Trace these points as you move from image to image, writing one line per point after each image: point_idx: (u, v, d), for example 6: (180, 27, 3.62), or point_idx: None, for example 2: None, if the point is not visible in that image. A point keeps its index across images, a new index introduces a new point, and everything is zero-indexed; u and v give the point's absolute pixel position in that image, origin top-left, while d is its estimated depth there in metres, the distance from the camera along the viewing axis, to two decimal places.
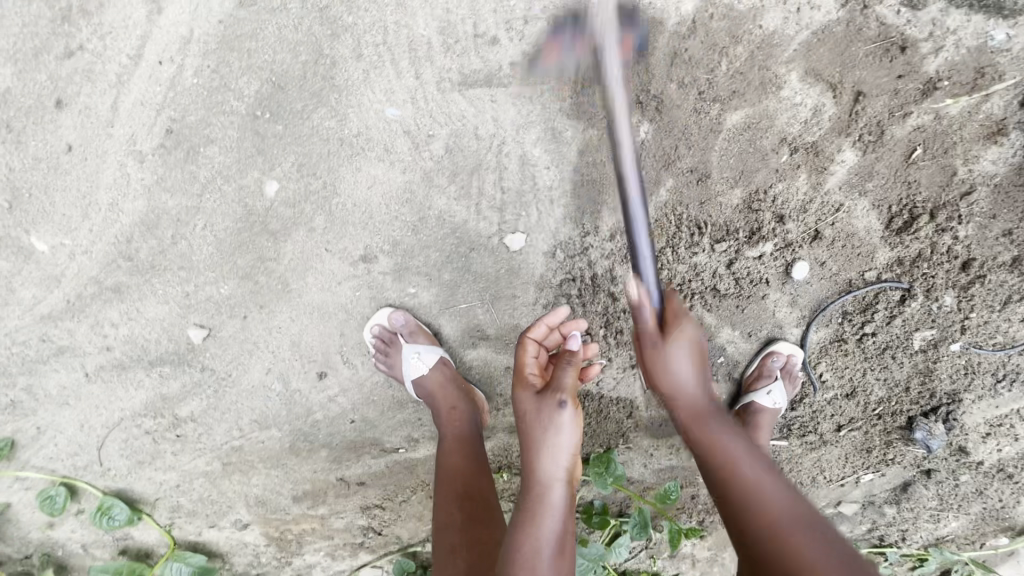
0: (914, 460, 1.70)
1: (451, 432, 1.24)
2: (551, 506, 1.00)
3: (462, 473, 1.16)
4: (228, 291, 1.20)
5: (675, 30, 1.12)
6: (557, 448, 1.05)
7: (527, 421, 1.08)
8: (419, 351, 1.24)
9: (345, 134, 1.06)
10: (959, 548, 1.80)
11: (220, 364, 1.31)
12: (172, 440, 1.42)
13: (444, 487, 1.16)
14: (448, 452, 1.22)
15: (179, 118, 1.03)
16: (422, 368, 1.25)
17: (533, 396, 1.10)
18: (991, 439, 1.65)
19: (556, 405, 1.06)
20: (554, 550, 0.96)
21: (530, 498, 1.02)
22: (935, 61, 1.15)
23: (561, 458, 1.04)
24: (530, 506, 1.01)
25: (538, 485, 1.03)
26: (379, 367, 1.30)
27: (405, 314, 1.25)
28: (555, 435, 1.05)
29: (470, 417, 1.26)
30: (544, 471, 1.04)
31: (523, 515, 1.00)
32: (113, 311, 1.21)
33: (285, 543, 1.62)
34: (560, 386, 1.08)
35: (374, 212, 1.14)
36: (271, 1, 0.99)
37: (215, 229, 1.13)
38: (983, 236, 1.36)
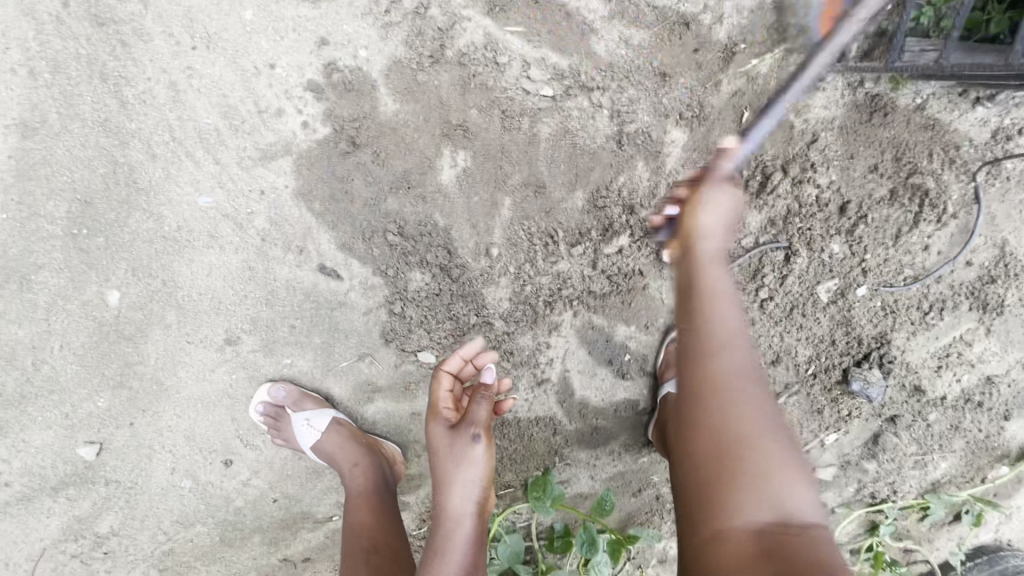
0: (873, 411, 1.61)
1: (356, 489, 1.25)
2: (461, 543, 1.05)
3: (367, 528, 1.18)
4: (106, 403, 1.22)
5: (458, 57, 1.07)
6: (466, 483, 1.09)
7: (437, 460, 1.11)
8: (309, 417, 1.25)
9: (166, 231, 1.08)
10: (960, 488, 1.68)
11: (123, 475, 1.32)
12: (101, 558, 1.41)
13: (350, 545, 1.16)
14: (354, 510, 1.23)
15: (2, 254, 1.06)
16: (316, 433, 1.25)
17: (446, 432, 1.12)
18: (947, 370, 1.57)
19: (470, 440, 1.09)
20: None
21: (439, 534, 1.07)
22: (723, 28, 1.15)
23: (471, 493, 1.09)
24: (438, 544, 1.06)
25: (449, 524, 1.07)
26: (278, 441, 1.31)
27: (285, 385, 1.26)
28: (468, 469, 1.09)
29: (380, 471, 1.28)
30: (453, 507, 1.08)
31: (432, 554, 1.04)
32: (1, 447, 1.23)
33: None
34: (475, 421, 1.11)
35: (221, 295, 1.16)
36: (52, 127, 1.02)
37: (72, 347, 1.15)
38: (849, 177, 1.37)
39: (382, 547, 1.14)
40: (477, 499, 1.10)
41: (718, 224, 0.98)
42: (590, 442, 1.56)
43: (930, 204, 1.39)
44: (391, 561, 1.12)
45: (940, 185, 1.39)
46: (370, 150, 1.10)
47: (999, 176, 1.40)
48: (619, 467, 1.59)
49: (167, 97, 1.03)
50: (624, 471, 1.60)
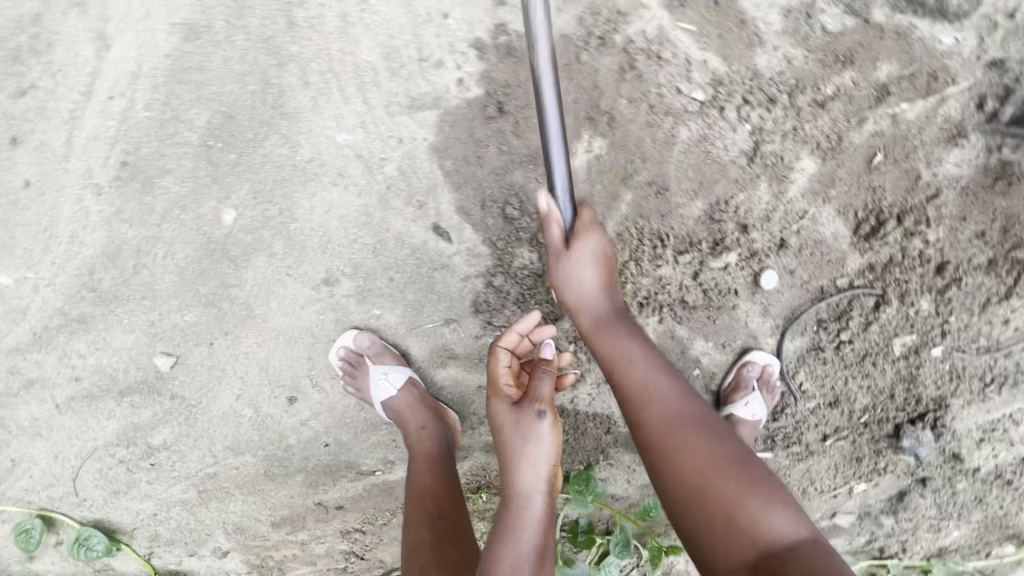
0: (907, 469, 1.60)
1: (421, 452, 1.26)
2: (530, 518, 1.06)
3: (432, 494, 1.19)
4: (193, 318, 1.22)
5: (626, 44, 1.07)
6: (534, 460, 1.08)
7: (503, 435, 1.11)
8: (387, 371, 1.25)
9: (298, 159, 1.08)
10: (964, 559, 1.66)
11: (189, 391, 1.32)
12: (147, 468, 1.43)
13: (415, 508, 1.18)
14: (419, 473, 1.24)
15: (133, 150, 1.07)
16: (390, 389, 1.26)
17: (510, 407, 1.11)
18: (987, 444, 1.58)
19: (534, 416, 1.09)
20: (537, 561, 1.02)
21: (509, 510, 1.07)
22: (885, 67, 1.13)
23: (540, 469, 1.08)
24: (508, 520, 1.06)
25: (518, 498, 1.08)
26: (348, 389, 1.31)
27: (371, 335, 1.27)
28: (535, 446, 1.09)
29: (444, 438, 1.29)
30: (523, 483, 1.08)
31: (501, 530, 1.05)
32: (80, 342, 1.22)
33: (268, 570, 1.67)
34: (539, 397, 1.10)
35: (332, 235, 1.15)
36: (217, 34, 1.04)
37: (176, 258, 1.15)
38: (956, 239, 1.36)
39: (449, 514, 1.16)
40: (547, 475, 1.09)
41: (637, 356, 1.04)
42: (636, 446, 1.58)
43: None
44: (457, 529, 1.14)
45: None
46: (515, 120, 1.09)
47: None
48: None
49: (336, 27, 1.03)
50: None
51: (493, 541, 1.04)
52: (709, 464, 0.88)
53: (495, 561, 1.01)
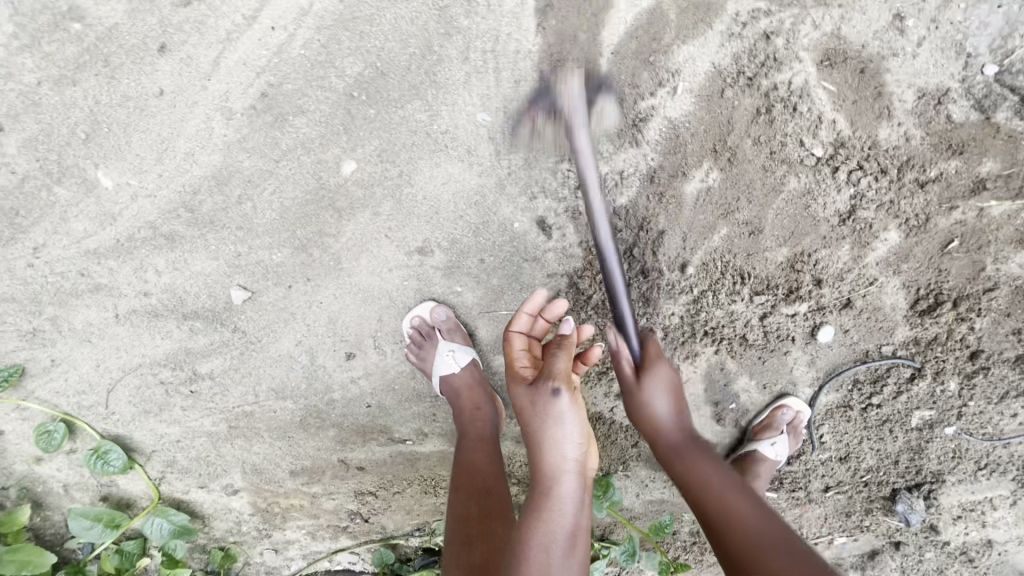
0: (886, 531, 1.72)
1: (472, 430, 1.28)
2: (563, 497, 1.07)
3: (481, 470, 1.20)
4: (281, 259, 1.21)
5: (769, 91, 1.10)
6: (558, 438, 1.10)
7: (527, 417, 1.13)
8: (454, 348, 1.27)
9: (433, 129, 1.10)
10: None
11: (252, 328, 1.31)
12: (185, 394, 1.41)
13: (462, 482, 1.19)
14: (465, 451, 1.26)
15: (276, 84, 1.07)
16: (454, 366, 1.27)
17: (526, 386, 1.13)
18: (961, 521, 1.68)
19: (550, 392, 1.10)
20: (569, 538, 1.04)
21: (539, 489, 1.09)
22: (989, 164, 1.18)
23: (564, 445, 1.10)
24: (541, 498, 1.08)
25: (548, 478, 1.09)
26: (409, 356, 1.32)
27: (447, 310, 1.28)
28: (556, 423, 1.10)
29: (489, 417, 1.30)
30: (550, 461, 1.10)
31: (532, 510, 1.06)
32: (161, 258, 1.20)
33: (270, 515, 1.69)
34: (552, 374, 1.11)
35: (441, 207, 1.17)
36: None
37: (283, 197, 1.14)
38: (994, 330, 1.45)
39: (493, 493, 1.16)
40: (575, 454, 1.11)
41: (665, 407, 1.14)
42: (655, 463, 1.64)
43: None
44: (498, 510, 1.14)
45: None
46: (645, 138, 1.13)
47: None
48: (665, 494, 1.68)
49: (511, 11, 1.06)
50: (669, 499, 1.69)
51: (524, 516, 1.06)
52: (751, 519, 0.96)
53: (525, 535, 1.02)
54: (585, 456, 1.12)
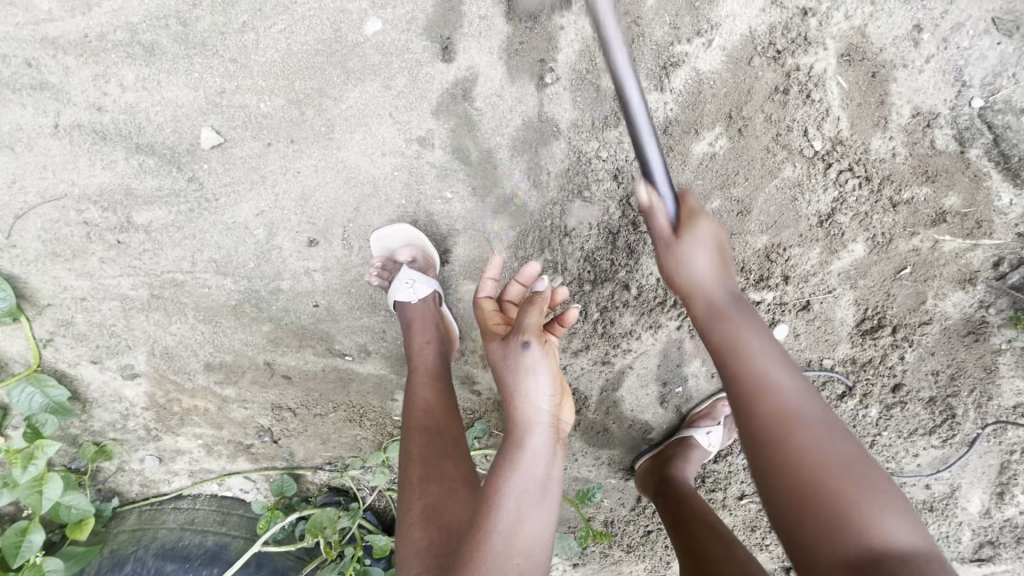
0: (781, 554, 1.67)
1: (421, 364, 1.14)
2: (535, 451, 0.88)
3: (432, 406, 1.06)
4: (269, 108, 1.12)
5: (790, 71, 1.17)
6: (529, 392, 0.90)
7: (495, 369, 0.95)
8: (414, 279, 1.17)
9: (471, 11, 1.10)
10: None
11: (212, 184, 1.18)
12: (109, 244, 1.24)
13: (412, 418, 1.04)
14: (417, 385, 1.11)
15: None
16: (411, 297, 1.18)
17: (497, 342, 0.95)
18: None
19: (519, 346, 0.91)
20: (539, 493, 0.86)
21: (509, 441, 0.90)
22: (952, 197, 1.28)
23: (536, 401, 0.90)
24: (512, 450, 0.89)
25: (518, 431, 0.90)
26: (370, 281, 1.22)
27: (416, 250, 1.21)
28: (526, 380, 0.90)
29: (442, 353, 1.18)
30: (521, 417, 0.91)
31: (501, 460, 0.89)
32: (131, 71, 1.08)
33: (166, 414, 1.50)
34: (522, 327, 0.92)
35: (456, 99, 1.13)
36: None
37: (293, 38, 1.08)
38: (918, 366, 1.48)
39: (446, 431, 1.03)
40: (550, 407, 0.91)
41: (708, 265, 0.95)
42: (591, 438, 1.61)
43: (948, 425, 1.52)
44: (452, 447, 1.01)
45: (964, 420, 1.51)
46: (670, 85, 1.16)
47: (999, 439, 1.52)
48: (592, 473, 1.65)
49: None
50: (594, 479, 1.66)
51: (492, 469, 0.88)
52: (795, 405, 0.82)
53: (490, 495, 0.84)
54: (560, 412, 0.92)
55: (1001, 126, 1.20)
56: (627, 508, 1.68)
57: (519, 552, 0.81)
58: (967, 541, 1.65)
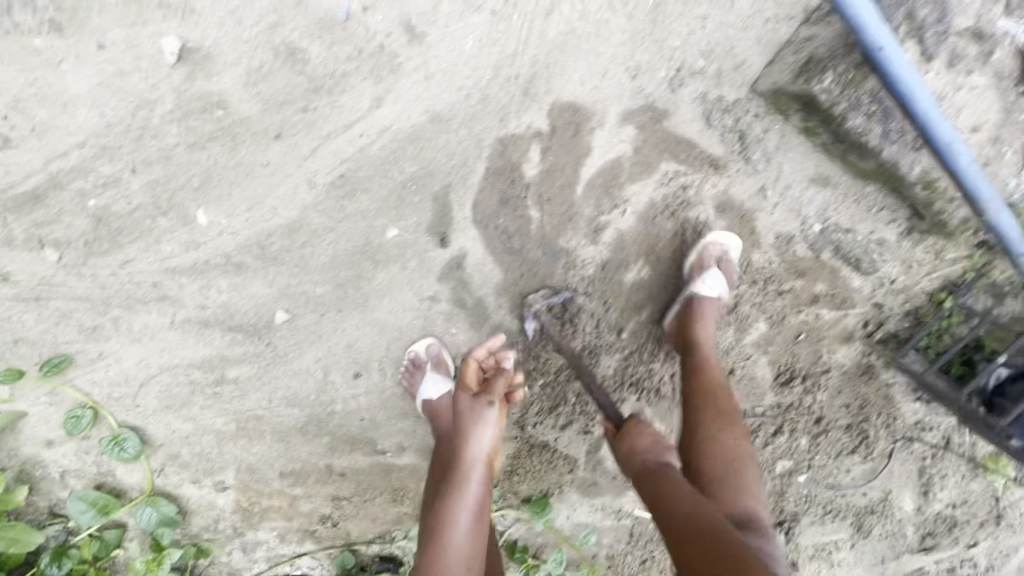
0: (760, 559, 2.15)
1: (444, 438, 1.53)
2: (475, 477, 1.31)
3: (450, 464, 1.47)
4: (322, 291, 1.57)
5: (687, 219, 1.60)
6: (481, 435, 1.35)
7: (461, 416, 1.40)
8: (438, 380, 1.58)
9: (458, 215, 1.51)
10: None
11: (283, 344, 1.63)
12: (208, 394, 1.68)
13: (437, 472, 1.46)
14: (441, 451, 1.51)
15: (354, 170, 1.43)
16: (433, 394, 1.57)
17: (470, 397, 1.41)
18: (815, 561, 2.10)
19: (486, 404, 1.39)
20: (475, 514, 1.27)
21: (458, 470, 1.32)
22: (819, 284, 1.75)
23: (484, 443, 1.35)
24: (459, 479, 1.30)
25: (467, 463, 1.32)
26: (405, 382, 1.63)
27: (439, 353, 1.63)
28: (481, 428, 1.36)
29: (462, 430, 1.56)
30: (471, 453, 1.33)
31: (453, 485, 1.30)
32: (224, 280, 1.52)
33: (248, 514, 1.90)
34: (491, 391, 1.42)
35: (452, 269, 1.58)
36: (454, 129, 1.41)
37: (337, 247, 1.52)
38: (832, 402, 1.92)
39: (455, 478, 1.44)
40: (489, 449, 1.36)
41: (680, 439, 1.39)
42: (585, 489, 2.03)
43: (865, 448, 1.96)
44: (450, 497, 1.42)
45: (876, 440, 1.96)
46: (602, 239, 1.61)
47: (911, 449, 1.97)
48: (591, 516, 2.06)
49: (537, 161, 1.48)
50: (592, 521, 2.07)
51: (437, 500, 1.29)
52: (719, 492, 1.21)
53: (441, 518, 1.23)
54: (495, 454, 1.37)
55: (839, 239, 1.64)
56: (622, 541, 2.09)
57: (464, 558, 1.20)
58: (912, 533, 2.05)
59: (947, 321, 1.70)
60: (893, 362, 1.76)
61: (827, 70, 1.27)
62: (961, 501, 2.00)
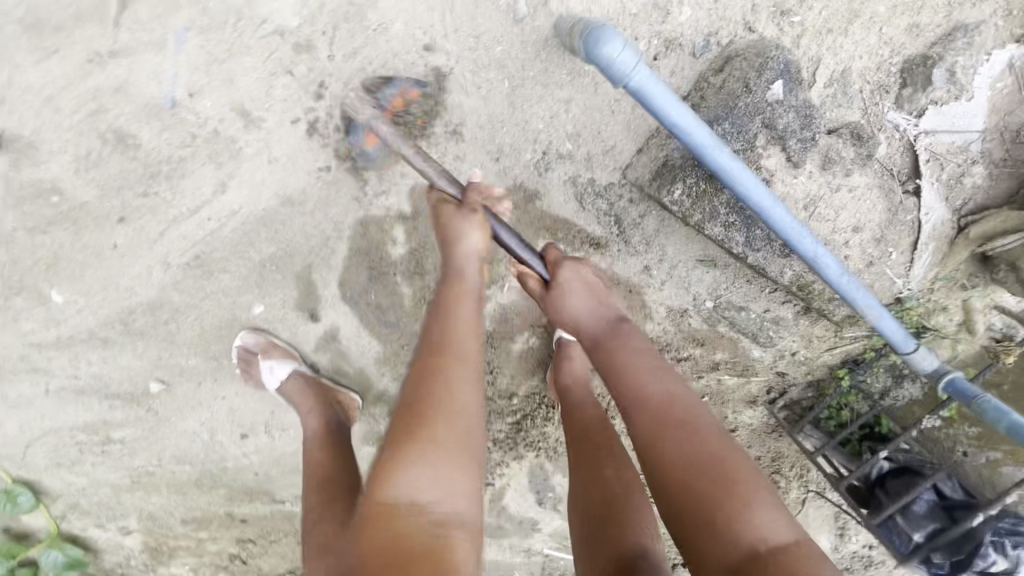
0: None
1: (313, 419, 1.46)
2: (458, 312, 1.04)
3: (321, 465, 1.37)
4: (195, 362, 1.55)
5: None
6: (467, 249, 1.11)
7: (445, 225, 1.13)
8: (272, 366, 1.47)
9: (325, 292, 1.46)
10: None
11: (164, 409, 1.62)
12: (97, 453, 1.69)
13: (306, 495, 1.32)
14: (311, 440, 1.43)
15: (207, 251, 1.37)
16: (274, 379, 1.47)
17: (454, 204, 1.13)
18: None
19: (476, 213, 1.13)
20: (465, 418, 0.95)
21: (443, 297, 1.07)
22: (719, 353, 1.66)
23: (468, 301, 1.07)
24: (439, 321, 1.03)
25: (455, 280, 1.10)
26: (248, 381, 1.54)
27: (256, 340, 1.48)
28: (472, 236, 1.11)
29: (329, 410, 1.49)
30: (454, 285, 1.09)
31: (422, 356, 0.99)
32: (93, 353, 1.51)
33: (158, 553, 1.96)
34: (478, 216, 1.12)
35: (326, 341, 1.55)
36: (307, 210, 1.34)
37: (203, 321, 1.48)
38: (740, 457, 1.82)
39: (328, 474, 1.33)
40: (477, 270, 1.12)
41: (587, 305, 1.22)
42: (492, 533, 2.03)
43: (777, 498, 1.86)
44: (344, 485, 1.31)
45: (790, 488, 1.85)
46: None
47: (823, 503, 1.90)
48: (499, 558, 2.08)
49: (402, 239, 1.40)
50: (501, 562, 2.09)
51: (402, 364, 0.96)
52: (650, 395, 1.02)
53: (431, 387, 0.92)
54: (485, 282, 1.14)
55: (734, 314, 1.55)
56: None
57: (466, 449, 0.90)
58: None
59: (846, 398, 1.62)
60: (792, 435, 1.71)
61: (675, 180, 1.21)
62: (875, 546, 1.93)
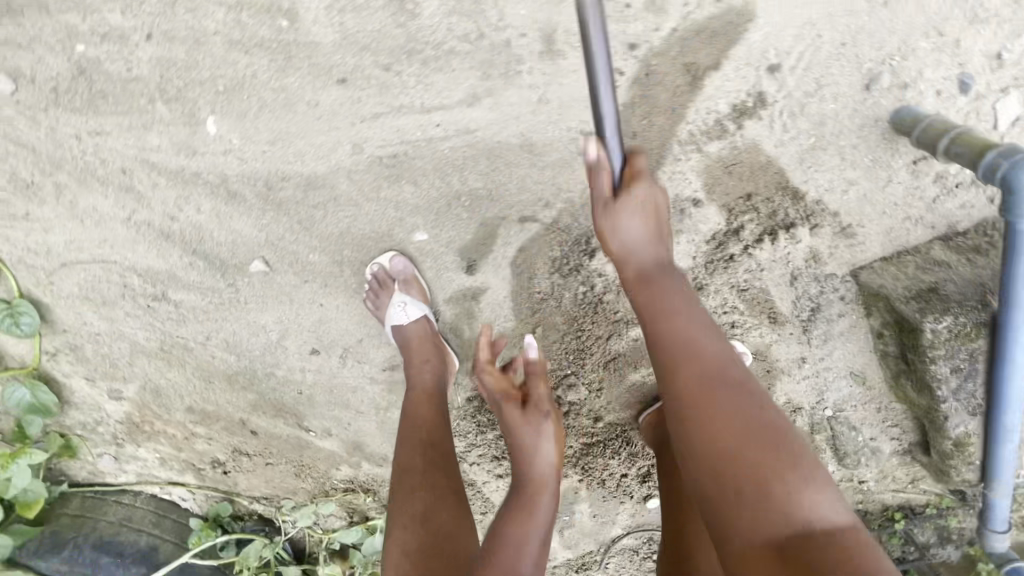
0: None
1: (416, 377, 1.31)
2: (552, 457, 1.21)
3: (428, 424, 1.23)
4: (316, 259, 1.35)
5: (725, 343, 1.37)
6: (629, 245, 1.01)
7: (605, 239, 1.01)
8: (406, 303, 1.30)
9: (498, 248, 1.31)
10: None
11: (247, 290, 1.40)
12: (139, 305, 1.43)
13: (404, 454, 1.18)
14: (415, 401, 1.28)
15: (411, 155, 1.22)
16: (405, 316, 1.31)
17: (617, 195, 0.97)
18: None
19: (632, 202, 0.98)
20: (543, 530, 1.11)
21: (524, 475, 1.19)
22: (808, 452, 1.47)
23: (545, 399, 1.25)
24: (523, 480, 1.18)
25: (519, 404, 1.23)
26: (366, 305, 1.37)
27: (401, 263, 1.31)
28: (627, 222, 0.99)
29: (437, 372, 1.33)
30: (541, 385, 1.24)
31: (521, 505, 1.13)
32: (208, 203, 1.29)
33: (136, 431, 1.68)
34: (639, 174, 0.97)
35: (463, 294, 1.38)
36: (539, 161, 1.21)
37: (355, 222, 1.30)
38: None
39: (438, 443, 1.20)
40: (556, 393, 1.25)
41: None
42: None
43: None
44: (445, 457, 1.18)
45: None
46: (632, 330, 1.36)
47: None
48: None
49: None
50: None
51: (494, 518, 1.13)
52: None
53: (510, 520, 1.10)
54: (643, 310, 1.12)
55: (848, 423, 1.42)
56: None
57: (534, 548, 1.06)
58: None
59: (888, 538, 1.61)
60: None
61: (948, 313, 1.18)
62: None
